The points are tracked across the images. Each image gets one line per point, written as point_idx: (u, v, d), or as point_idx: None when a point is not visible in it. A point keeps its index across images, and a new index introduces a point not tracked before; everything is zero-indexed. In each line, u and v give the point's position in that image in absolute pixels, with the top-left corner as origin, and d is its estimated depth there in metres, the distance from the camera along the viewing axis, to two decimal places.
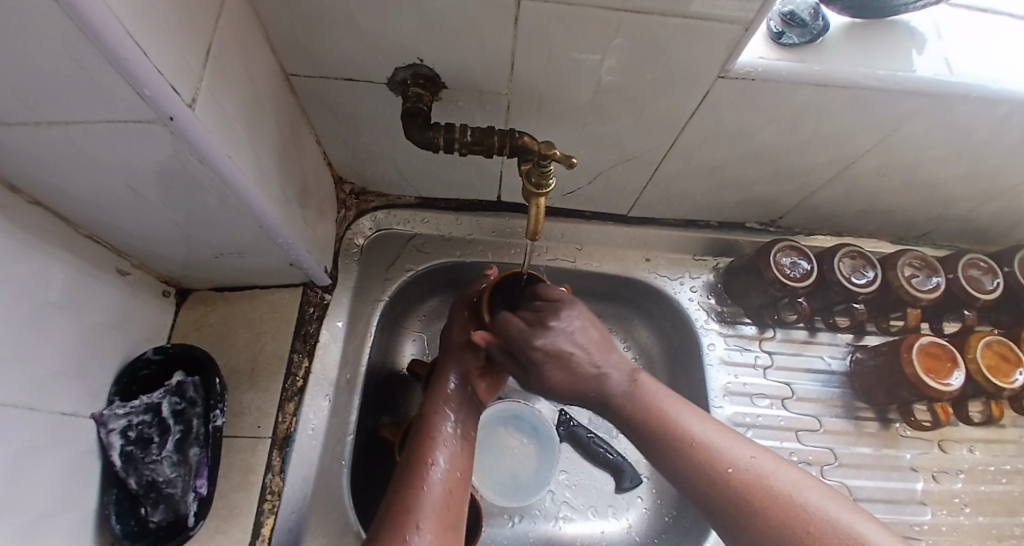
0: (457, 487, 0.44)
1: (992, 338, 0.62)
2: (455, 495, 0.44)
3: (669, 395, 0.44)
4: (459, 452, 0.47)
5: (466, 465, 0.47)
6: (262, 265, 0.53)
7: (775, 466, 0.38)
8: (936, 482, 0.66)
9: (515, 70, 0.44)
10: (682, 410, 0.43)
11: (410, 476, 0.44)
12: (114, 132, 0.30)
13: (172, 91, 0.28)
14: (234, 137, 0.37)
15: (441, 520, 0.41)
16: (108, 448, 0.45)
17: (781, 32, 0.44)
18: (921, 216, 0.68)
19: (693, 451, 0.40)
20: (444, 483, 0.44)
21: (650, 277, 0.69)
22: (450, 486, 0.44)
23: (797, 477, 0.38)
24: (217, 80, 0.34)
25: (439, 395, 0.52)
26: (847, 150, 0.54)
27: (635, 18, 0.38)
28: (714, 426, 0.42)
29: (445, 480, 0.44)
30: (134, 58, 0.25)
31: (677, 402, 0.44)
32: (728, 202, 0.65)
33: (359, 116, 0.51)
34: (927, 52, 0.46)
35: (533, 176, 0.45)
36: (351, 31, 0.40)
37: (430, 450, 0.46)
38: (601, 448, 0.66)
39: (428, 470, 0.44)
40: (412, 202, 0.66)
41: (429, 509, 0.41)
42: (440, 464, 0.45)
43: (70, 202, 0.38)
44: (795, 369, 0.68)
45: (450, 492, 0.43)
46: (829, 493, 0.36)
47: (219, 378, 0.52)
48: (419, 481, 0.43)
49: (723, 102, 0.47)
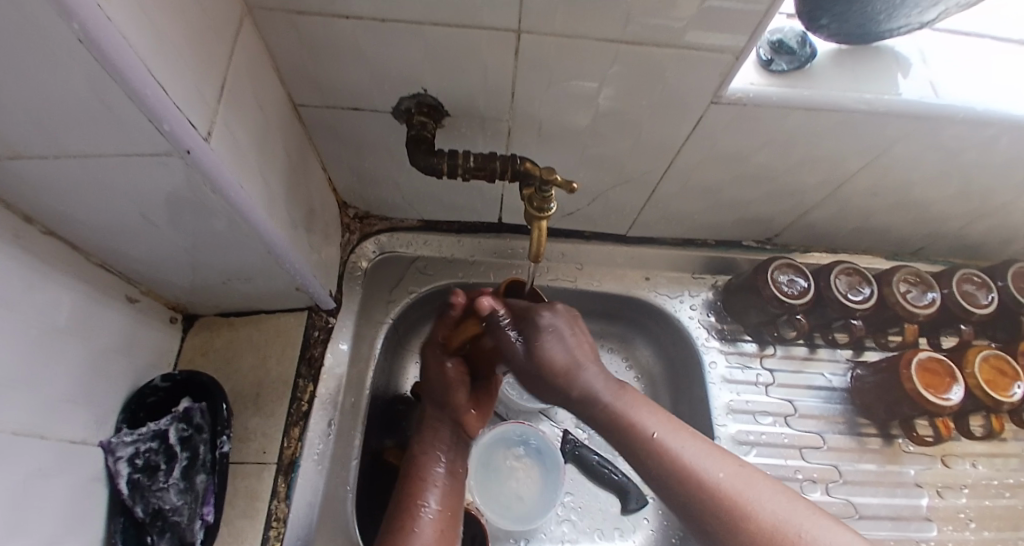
0: (445, 531, 0.48)
1: (989, 353, 0.63)
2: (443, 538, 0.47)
3: (652, 410, 0.44)
4: (449, 494, 0.50)
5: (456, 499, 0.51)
6: (267, 290, 0.54)
7: (760, 482, 0.39)
8: (941, 497, 0.66)
9: (516, 98, 0.46)
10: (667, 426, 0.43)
11: (398, 522, 0.47)
12: (133, 164, 0.31)
13: (190, 125, 0.29)
14: (246, 166, 0.38)
15: None
16: (115, 476, 0.45)
17: (771, 59, 0.46)
18: (914, 232, 0.70)
19: (677, 465, 0.40)
20: (433, 523, 0.48)
21: (650, 295, 0.70)
22: (441, 524, 0.48)
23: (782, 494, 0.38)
24: (230, 112, 0.35)
25: (427, 433, 0.53)
26: (838, 170, 0.55)
27: (632, 48, 0.39)
28: (699, 443, 0.42)
29: (433, 524, 0.47)
30: (156, 95, 0.26)
31: (659, 417, 0.44)
32: (725, 221, 0.67)
33: (364, 142, 0.52)
34: (913, 76, 0.48)
35: (535, 201, 0.47)
36: (358, 63, 0.42)
37: (419, 492, 0.49)
38: (606, 469, 0.65)
39: (418, 515, 0.48)
40: (414, 225, 0.67)
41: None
42: (429, 506, 0.48)
43: (84, 232, 0.39)
44: (796, 385, 0.69)
45: (440, 529, 0.48)
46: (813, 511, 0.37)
47: (226, 404, 0.52)
48: (408, 528, 0.46)
49: (716, 126, 0.48)
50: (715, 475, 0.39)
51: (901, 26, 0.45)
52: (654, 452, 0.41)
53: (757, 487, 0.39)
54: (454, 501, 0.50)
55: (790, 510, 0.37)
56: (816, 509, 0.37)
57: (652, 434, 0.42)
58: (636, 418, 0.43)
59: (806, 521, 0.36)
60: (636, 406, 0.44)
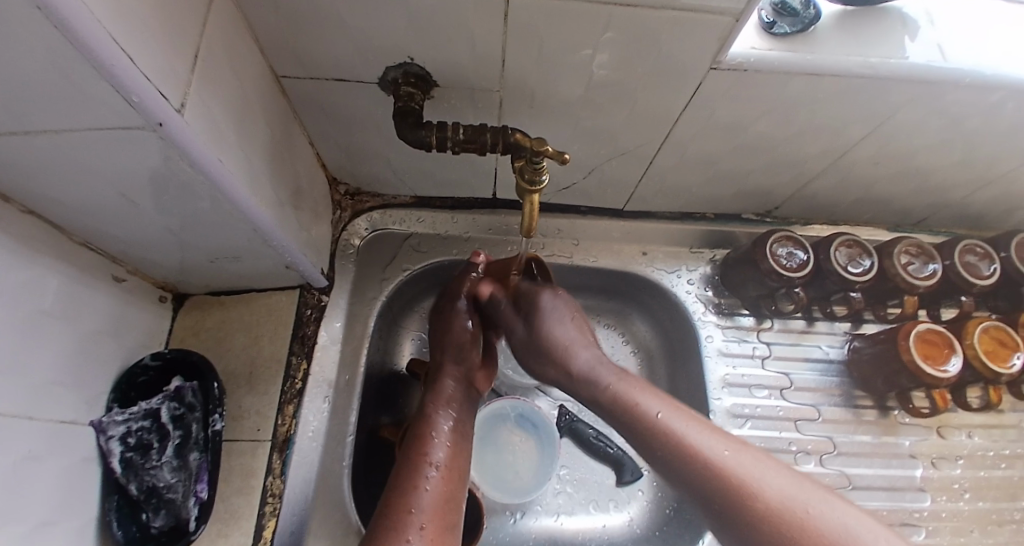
0: (454, 485, 0.47)
1: (989, 324, 0.62)
2: (453, 492, 0.46)
3: (657, 396, 0.45)
4: (457, 451, 0.50)
5: (462, 457, 0.50)
6: (257, 268, 0.53)
7: (766, 463, 0.38)
8: (935, 468, 0.66)
9: (506, 67, 0.44)
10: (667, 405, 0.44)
11: (407, 476, 0.45)
12: (103, 139, 0.30)
13: (160, 97, 0.28)
14: (225, 141, 0.36)
15: (438, 517, 0.43)
16: (108, 455, 0.45)
17: (772, 22, 0.44)
18: (917, 203, 0.68)
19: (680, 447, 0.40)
20: (440, 478, 0.46)
21: (647, 270, 0.69)
22: (448, 482, 0.46)
23: (786, 476, 0.37)
24: (205, 84, 0.33)
25: (436, 396, 0.54)
26: (841, 139, 0.54)
27: (626, 11, 0.37)
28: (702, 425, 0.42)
29: (443, 479, 0.46)
30: (121, 64, 0.25)
31: (663, 402, 0.44)
32: (723, 194, 0.65)
33: (351, 116, 0.51)
34: (920, 39, 0.46)
35: (527, 173, 0.45)
36: (340, 31, 0.40)
37: (426, 448, 0.48)
38: (602, 443, 0.67)
39: (428, 470, 0.46)
40: (407, 201, 0.65)
41: (428, 505, 0.44)
42: (436, 461, 0.47)
43: (63, 212, 0.38)
44: (792, 359, 0.69)
45: (448, 487, 0.46)
46: (823, 492, 0.36)
47: (218, 383, 0.52)
48: (418, 480, 0.45)
49: (715, 94, 0.47)
50: (712, 451, 0.39)
51: None
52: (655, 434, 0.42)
53: (752, 463, 0.38)
54: (461, 459, 0.49)
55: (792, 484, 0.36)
56: (823, 489, 0.37)
57: (653, 417, 0.43)
58: (636, 403, 0.45)
59: (809, 498, 0.35)
60: (635, 391, 0.46)
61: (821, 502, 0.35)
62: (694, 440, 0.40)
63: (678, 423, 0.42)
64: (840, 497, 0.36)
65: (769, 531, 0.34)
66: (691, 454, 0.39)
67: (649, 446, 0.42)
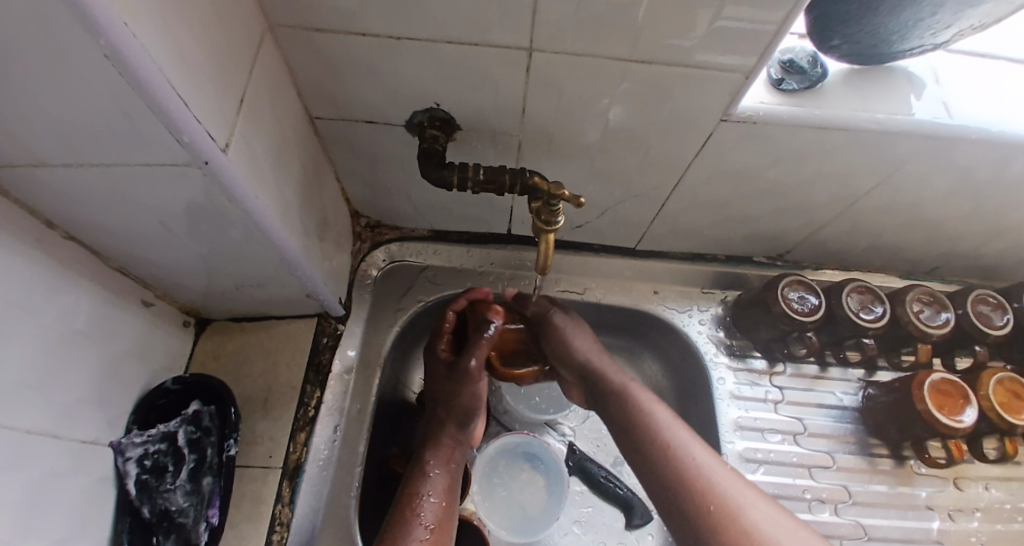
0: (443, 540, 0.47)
1: (1003, 375, 0.62)
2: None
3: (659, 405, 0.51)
4: (447, 507, 0.49)
5: (451, 514, 0.49)
6: (279, 296, 0.54)
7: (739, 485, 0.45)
8: (952, 521, 0.64)
9: (525, 113, 0.46)
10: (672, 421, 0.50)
11: (396, 529, 0.46)
12: (153, 174, 0.32)
13: (208, 137, 0.30)
14: (261, 176, 0.39)
15: None
16: (124, 476, 0.46)
17: (781, 78, 0.46)
18: (928, 252, 0.69)
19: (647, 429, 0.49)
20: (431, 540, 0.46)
21: (658, 309, 0.70)
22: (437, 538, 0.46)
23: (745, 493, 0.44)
24: (248, 126, 0.36)
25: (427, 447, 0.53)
26: (850, 188, 0.55)
27: (641, 67, 0.40)
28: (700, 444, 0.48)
29: (432, 534, 0.46)
30: (176, 109, 0.27)
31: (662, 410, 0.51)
32: (734, 237, 0.66)
33: (377, 154, 0.53)
34: (925, 97, 0.48)
35: (543, 214, 0.47)
36: (372, 78, 0.43)
37: (416, 507, 0.48)
38: (611, 484, 0.65)
39: (415, 527, 0.46)
40: (424, 234, 0.67)
41: None
42: (428, 521, 0.47)
43: (105, 239, 0.41)
44: (805, 404, 0.68)
45: (436, 542, 0.46)
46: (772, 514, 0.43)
47: (235, 408, 0.53)
48: (405, 537, 0.45)
49: (725, 143, 0.49)
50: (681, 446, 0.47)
51: (913, 47, 0.45)
52: (659, 445, 0.48)
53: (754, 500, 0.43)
54: (450, 518, 0.49)
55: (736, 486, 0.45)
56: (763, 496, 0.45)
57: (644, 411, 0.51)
58: (634, 398, 0.52)
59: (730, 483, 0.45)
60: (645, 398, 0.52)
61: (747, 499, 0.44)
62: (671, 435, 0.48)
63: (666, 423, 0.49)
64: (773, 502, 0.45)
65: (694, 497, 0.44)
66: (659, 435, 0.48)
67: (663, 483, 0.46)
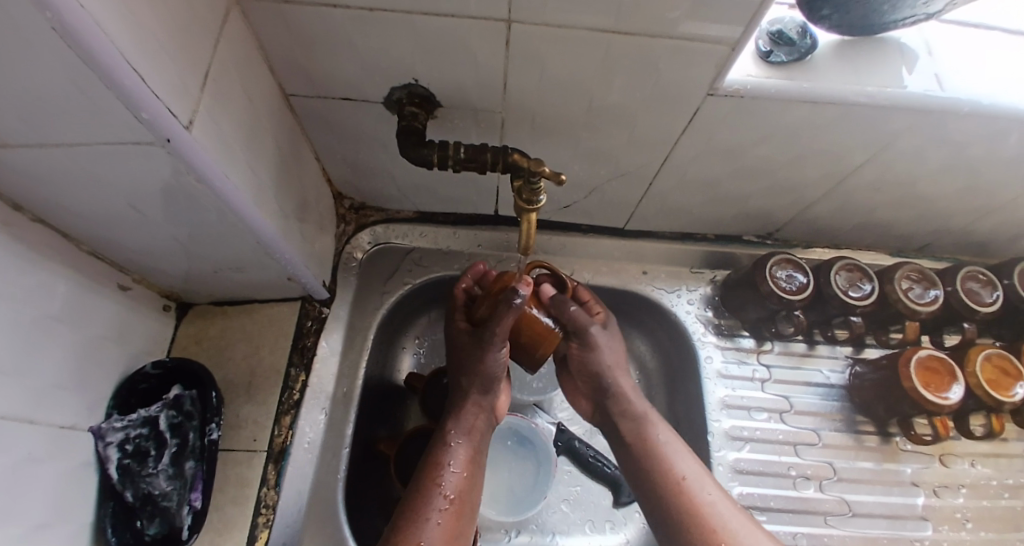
0: (460, 519, 0.47)
1: (992, 352, 0.62)
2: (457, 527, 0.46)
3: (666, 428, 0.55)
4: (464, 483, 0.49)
5: (471, 493, 0.49)
6: (261, 279, 0.54)
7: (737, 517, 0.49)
8: (937, 497, 0.65)
9: (507, 89, 0.45)
10: (680, 454, 0.53)
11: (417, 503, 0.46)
12: (113, 154, 0.31)
13: (171, 114, 0.29)
14: (232, 156, 0.38)
15: None
16: (105, 461, 0.46)
17: (769, 51, 0.45)
18: (919, 229, 0.68)
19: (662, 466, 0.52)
20: (449, 512, 0.46)
21: (647, 289, 0.69)
22: (456, 516, 0.47)
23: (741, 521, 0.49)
24: (215, 103, 0.35)
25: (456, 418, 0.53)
26: (840, 165, 0.54)
27: (624, 40, 0.39)
28: (702, 475, 0.52)
29: (450, 512, 0.47)
30: (133, 84, 0.26)
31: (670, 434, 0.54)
32: (724, 216, 0.66)
33: (356, 133, 0.52)
34: (917, 70, 0.47)
35: (524, 193, 0.46)
36: (347, 54, 0.41)
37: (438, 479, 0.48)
38: (599, 463, 0.65)
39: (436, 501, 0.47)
40: (410, 216, 0.66)
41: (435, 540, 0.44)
42: (447, 493, 0.48)
43: (73, 222, 0.40)
44: (792, 382, 0.68)
45: (455, 522, 0.46)
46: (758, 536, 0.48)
47: (216, 392, 0.53)
48: (426, 513, 0.45)
49: (713, 119, 0.47)
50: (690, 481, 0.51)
51: (905, 17, 0.44)
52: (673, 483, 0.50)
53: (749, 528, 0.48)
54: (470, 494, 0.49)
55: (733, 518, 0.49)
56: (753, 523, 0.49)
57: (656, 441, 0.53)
58: (649, 427, 0.55)
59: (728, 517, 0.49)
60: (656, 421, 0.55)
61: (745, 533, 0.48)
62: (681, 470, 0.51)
63: (675, 456, 0.52)
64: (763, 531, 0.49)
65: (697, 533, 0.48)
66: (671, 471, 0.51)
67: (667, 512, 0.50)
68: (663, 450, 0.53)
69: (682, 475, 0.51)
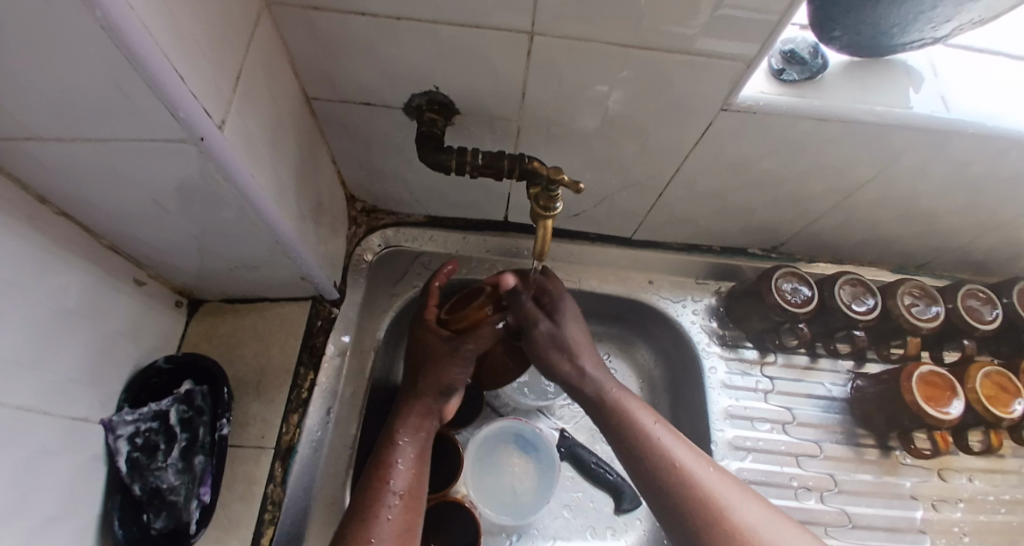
0: (411, 513, 0.46)
1: (992, 369, 0.63)
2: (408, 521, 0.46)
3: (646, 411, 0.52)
4: (413, 476, 0.48)
5: (421, 486, 0.49)
6: (274, 278, 0.54)
7: (738, 494, 0.47)
8: (936, 511, 0.66)
9: (525, 99, 0.46)
10: (668, 437, 0.49)
11: (368, 498, 0.45)
12: (147, 150, 0.32)
13: (205, 113, 0.30)
14: (257, 156, 0.38)
15: None
16: (114, 454, 0.46)
17: (782, 68, 0.46)
18: (921, 246, 0.70)
19: (654, 455, 0.48)
20: (402, 508, 0.46)
21: (653, 298, 0.70)
22: (408, 511, 0.46)
23: (741, 497, 0.46)
24: (245, 104, 0.35)
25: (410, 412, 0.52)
26: (845, 182, 0.56)
27: (641, 53, 0.40)
28: (692, 453, 0.49)
29: (402, 507, 0.46)
30: (172, 84, 0.26)
31: (650, 417, 0.51)
32: (729, 228, 0.67)
33: (374, 137, 0.53)
34: (923, 90, 0.48)
35: (541, 200, 0.47)
36: (372, 60, 0.42)
37: (389, 475, 0.47)
38: (602, 469, 0.66)
39: (388, 499, 0.46)
40: (420, 220, 0.67)
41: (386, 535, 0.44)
42: (398, 489, 0.47)
43: (97, 216, 0.40)
44: (795, 394, 0.69)
45: (407, 516, 0.46)
46: (765, 510, 0.46)
47: (227, 388, 0.53)
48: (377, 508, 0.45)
49: (724, 133, 0.49)
50: (683, 464, 0.48)
51: (913, 40, 0.45)
52: (663, 465, 0.47)
53: (785, 531, 0.45)
54: (419, 486, 0.48)
55: (735, 496, 0.46)
56: (760, 500, 0.47)
57: (639, 426, 0.50)
58: (630, 410, 0.51)
59: (728, 492, 0.46)
60: (634, 406, 0.52)
61: (746, 507, 0.46)
62: (671, 454, 0.48)
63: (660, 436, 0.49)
64: (780, 514, 0.47)
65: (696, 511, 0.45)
66: (661, 456, 0.48)
67: (663, 494, 0.47)
68: (649, 434, 0.49)
69: (670, 459, 0.48)
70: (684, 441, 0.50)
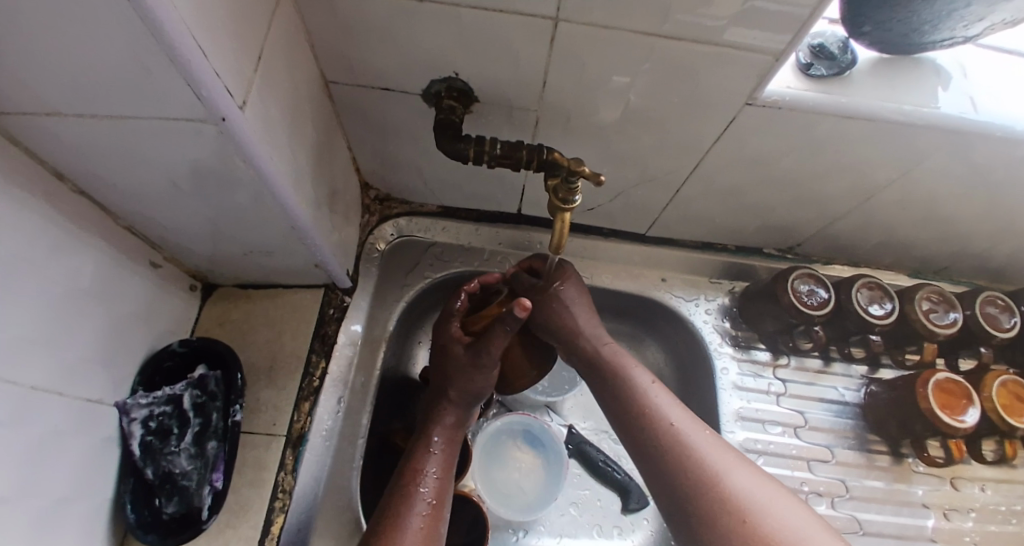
0: (438, 522, 0.45)
1: (1007, 377, 0.62)
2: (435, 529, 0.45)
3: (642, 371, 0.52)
4: (440, 484, 0.48)
5: (448, 493, 0.48)
6: (287, 264, 0.54)
7: (726, 455, 0.45)
8: (947, 520, 0.65)
9: (546, 89, 0.45)
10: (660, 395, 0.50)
11: (395, 507, 0.44)
12: (167, 130, 0.32)
13: (227, 93, 0.29)
14: (276, 139, 0.38)
15: None
16: (128, 437, 0.46)
17: (809, 63, 0.45)
18: (940, 252, 0.68)
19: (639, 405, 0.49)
20: (430, 516, 0.45)
21: (665, 296, 0.69)
22: (435, 519, 0.45)
23: (730, 460, 0.45)
24: (265, 85, 0.35)
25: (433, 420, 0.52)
26: (867, 183, 0.55)
27: (667, 44, 0.39)
28: (684, 413, 0.49)
29: (428, 515, 0.45)
30: (196, 60, 0.26)
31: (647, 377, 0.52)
32: (745, 227, 0.66)
33: (391, 125, 0.52)
34: (952, 89, 0.47)
35: (560, 191, 0.46)
36: (393, 45, 0.42)
37: (416, 483, 0.47)
38: (609, 467, 0.66)
39: (415, 507, 0.45)
40: (433, 211, 0.67)
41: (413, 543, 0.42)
42: (427, 498, 0.46)
43: (115, 196, 0.40)
44: (808, 397, 0.68)
45: (434, 524, 0.45)
46: (756, 478, 0.43)
47: (240, 374, 0.53)
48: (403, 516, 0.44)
49: (747, 129, 0.48)
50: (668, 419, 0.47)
51: (942, 39, 0.44)
52: (647, 418, 0.48)
53: (777, 497, 0.42)
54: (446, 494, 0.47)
55: (723, 457, 0.45)
56: (756, 469, 0.45)
57: (631, 383, 0.51)
58: (624, 370, 0.52)
59: (714, 450, 0.45)
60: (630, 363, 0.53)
61: (731, 466, 0.44)
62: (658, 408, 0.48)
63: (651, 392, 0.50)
64: (778, 484, 0.44)
65: (673, 460, 0.45)
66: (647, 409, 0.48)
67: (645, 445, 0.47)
68: (639, 388, 0.50)
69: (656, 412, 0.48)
70: (682, 409, 0.49)
